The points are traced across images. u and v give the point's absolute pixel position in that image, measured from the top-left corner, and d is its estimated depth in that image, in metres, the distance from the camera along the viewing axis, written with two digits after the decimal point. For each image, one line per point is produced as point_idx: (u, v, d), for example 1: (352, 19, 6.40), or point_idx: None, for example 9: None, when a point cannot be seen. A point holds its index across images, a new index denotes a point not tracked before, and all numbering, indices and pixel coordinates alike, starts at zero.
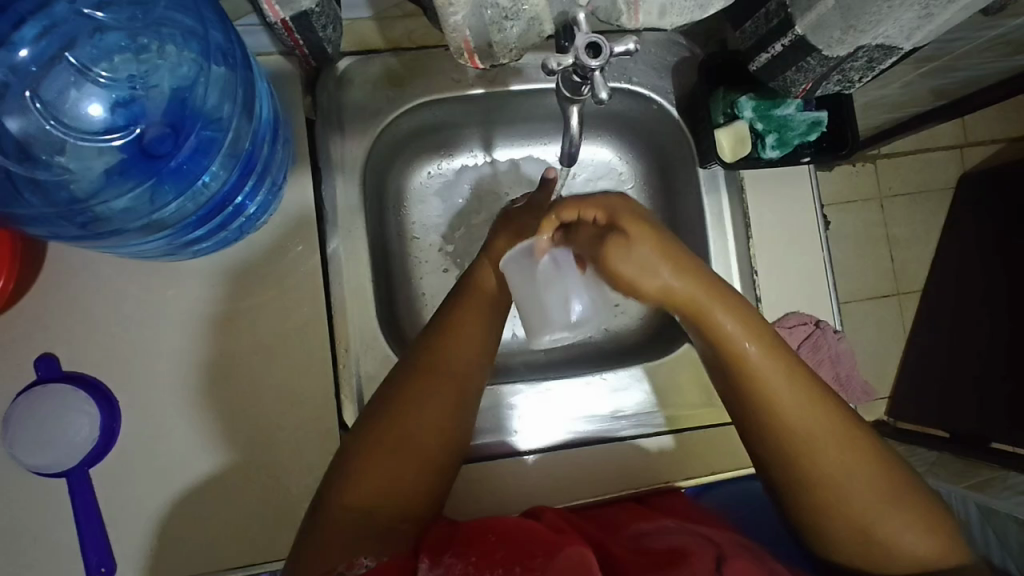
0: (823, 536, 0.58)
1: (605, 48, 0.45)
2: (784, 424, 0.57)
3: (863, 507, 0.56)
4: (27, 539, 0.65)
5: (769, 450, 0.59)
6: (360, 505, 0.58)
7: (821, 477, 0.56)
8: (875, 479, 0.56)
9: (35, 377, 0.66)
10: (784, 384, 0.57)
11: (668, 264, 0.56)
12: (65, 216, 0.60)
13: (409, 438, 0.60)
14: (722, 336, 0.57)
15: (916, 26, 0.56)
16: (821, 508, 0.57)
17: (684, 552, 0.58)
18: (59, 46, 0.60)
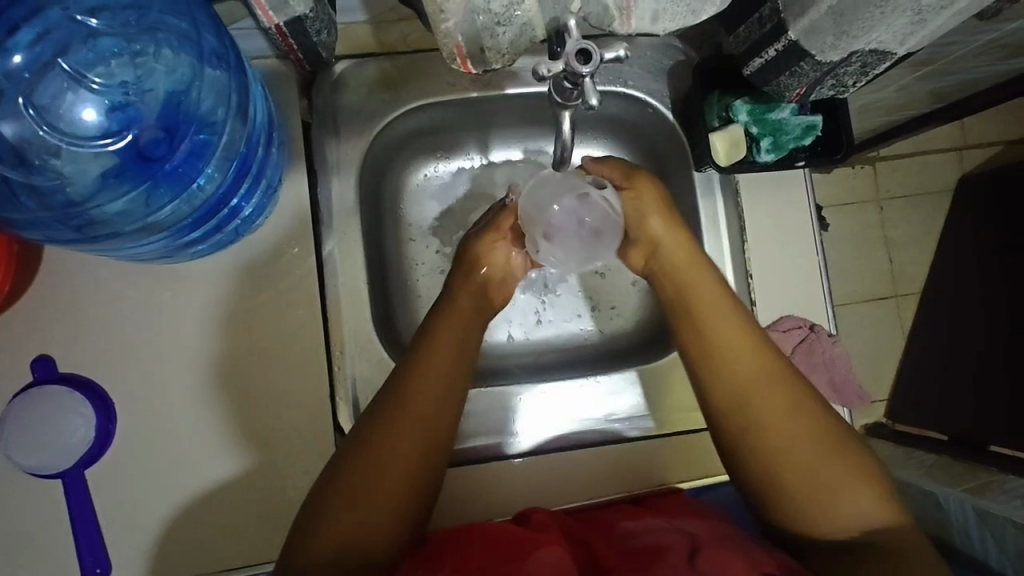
0: (775, 497, 0.59)
1: (595, 55, 0.46)
2: (733, 371, 0.61)
3: (809, 459, 0.58)
4: (22, 539, 0.65)
5: (722, 399, 0.62)
6: (361, 505, 0.57)
7: (771, 424, 0.59)
8: (822, 433, 0.59)
9: (32, 378, 0.66)
10: (731, 334, 0.63)
11: (663, 214, 0.68)
12: (60, 220, 0.60)
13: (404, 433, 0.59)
14: (693, 287, 0.66)
15: (909, 32, 0.56)
16: (773, 462, 0.59)
17: (661, 549, 0.60)
18: (52, 52, 0.60)
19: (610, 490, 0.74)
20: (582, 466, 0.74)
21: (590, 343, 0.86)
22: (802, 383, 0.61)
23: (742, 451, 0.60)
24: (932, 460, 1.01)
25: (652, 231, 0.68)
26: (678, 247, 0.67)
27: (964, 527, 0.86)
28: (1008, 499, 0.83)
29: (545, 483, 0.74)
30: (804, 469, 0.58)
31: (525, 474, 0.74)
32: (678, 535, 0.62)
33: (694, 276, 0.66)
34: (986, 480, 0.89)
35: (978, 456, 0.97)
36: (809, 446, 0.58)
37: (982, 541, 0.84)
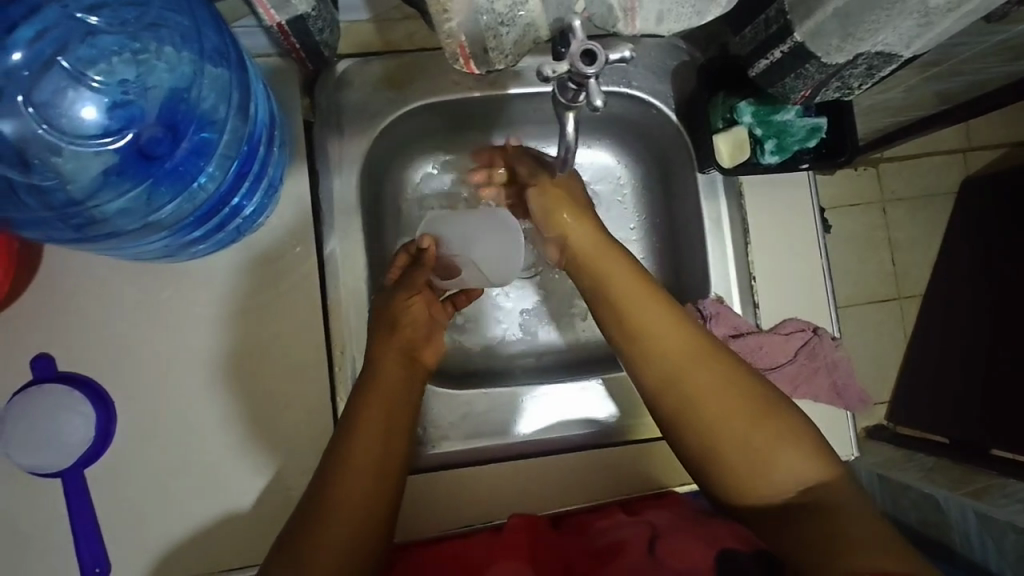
0: (713, 476, 0.59)
1: (600, 56, 0.45)
2: (658, 345, 0.62)
3: (737, 431, 0.58)
4: (21, 537, 0.65)
5: (650, 385, 0.62)
6: (355, 497, 0.59)
7: (699, 401, 0.59)
8: (749, 402, 0.59)
9: (31, 377, 0.66)
10: (653, 310, 0.63)
11: (570, 211, 0.71)
12: (60, 218, 0.60)
13: (378, 420, 0.63)
14: (606, 276, 0.66)
15: (916, 34, 0.55)
16: (706, 441, 0.59)
17: (623, 541, 0.64)
18: (53, 50, 0.60)
19: (612, 492, 0.75)
20: (582, 468, 0.75)
21: (590, 344, 0.86)
22: (725, 356, 0.61)
23: (678, 434, 0.61)
24: (931, 464, 1.00)
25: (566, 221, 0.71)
26: (587, 236, 0.70)
27: (964, 530, 0.86)
28: (1007, 503, 0.84)
29: (546, 486, 0.74)
30: (735, 444, 0.58)
31: (525, 475, 0.74)
32: (637, 526, 0.66)
33: (607, 264, 0.67)
34: (985, 484, 0.90)
35: (978, 459, 0.97)
36: (737, 419, 0.58)
37: (980, 542, 0.84)
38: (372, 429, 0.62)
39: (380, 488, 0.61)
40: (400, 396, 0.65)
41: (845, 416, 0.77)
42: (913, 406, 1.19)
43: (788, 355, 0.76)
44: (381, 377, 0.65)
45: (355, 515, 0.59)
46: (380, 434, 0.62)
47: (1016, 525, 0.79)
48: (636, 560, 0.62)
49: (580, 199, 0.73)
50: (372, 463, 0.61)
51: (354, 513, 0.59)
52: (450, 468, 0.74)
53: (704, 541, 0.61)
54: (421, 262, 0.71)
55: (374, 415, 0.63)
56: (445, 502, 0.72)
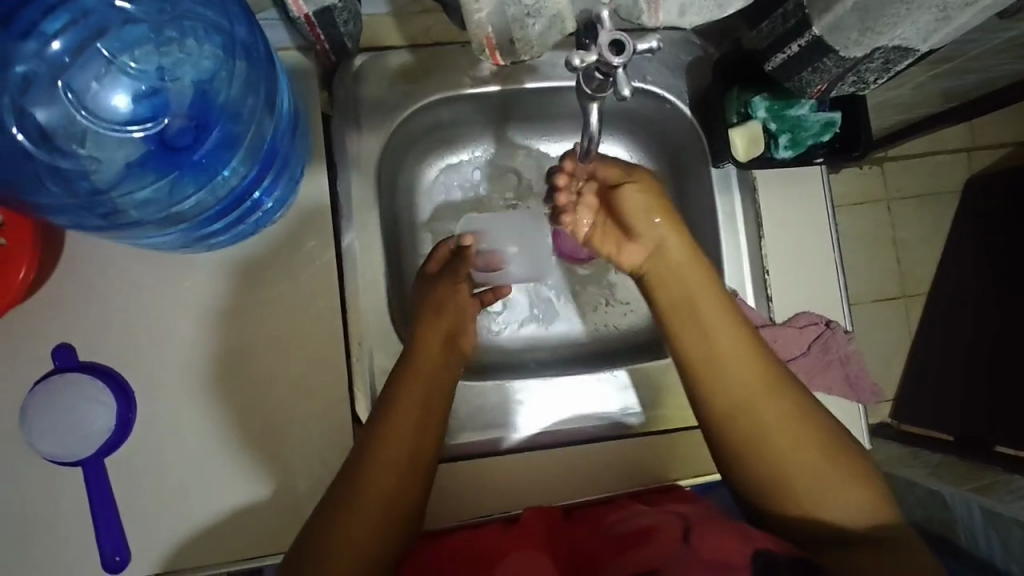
0: (753, 474, 0.60)
1: (628, 46, 0.45)
2: (732, 375, 0.61)
3: (807, 461, 0.59)
4: (40, 526, 0.65)
5: (721, 406, 0.61)
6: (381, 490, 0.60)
7: (771, 428, 0.59)
8: (819, 436, 0.60)
9: (53, 366, 0.66)
10: (731, 339, 0.62)
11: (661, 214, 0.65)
12: (85, 207, 0.60)
13: (409, 419, 0.63)
14: (687, 290, 0.64)
15: (934, 28, 0.56)
16: (774, 466, 0.59)
17: (652, 529, 0.62)
18: (88, 35, 0.60)
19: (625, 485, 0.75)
20: (596, 459, 0.75)
21: (602, 337, 0.86)
22: (796, 387, 0.62)
23: (744, 456, 0.60)
24: (937, 460, 1.01)
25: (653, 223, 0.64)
26: (680, 242, 0.65)
27: (970, 526, 0.86)
28: (1013, 499, 0.83)
29: (561, 477, 0.74)
30: (801, 472, 0.58)
31: (540, 466, 0.74)
32: (667, 517, 0.64)
33: (688, 277, 0.64)
34: (991, 480, 0.89)
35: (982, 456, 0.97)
36: (807, 450, 0.59)
37: (987, 538, 0.84)
38: (401, 427, 0.62)
39: (405, 481, 0.61)
40: (433, 394, 0.65)
41: (857, 409, 0.77)
42: (918, 403, 1.20)
43: (802, 347, 0.76)
44: (411, 375, 0.65)
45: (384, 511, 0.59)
46: (408, 430, 0.62)
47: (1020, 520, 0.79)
48: (669, 550, 0.59)
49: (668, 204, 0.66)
50: (398, 459, 0.61)
51: (381, 507, 0.59)
52: (465, 459, 0.74)
53: (738, 536, 0.58)
54: (461, 255, 0.73)
55: (405, 410, 0.63)
56: (460, 492, 0.73)
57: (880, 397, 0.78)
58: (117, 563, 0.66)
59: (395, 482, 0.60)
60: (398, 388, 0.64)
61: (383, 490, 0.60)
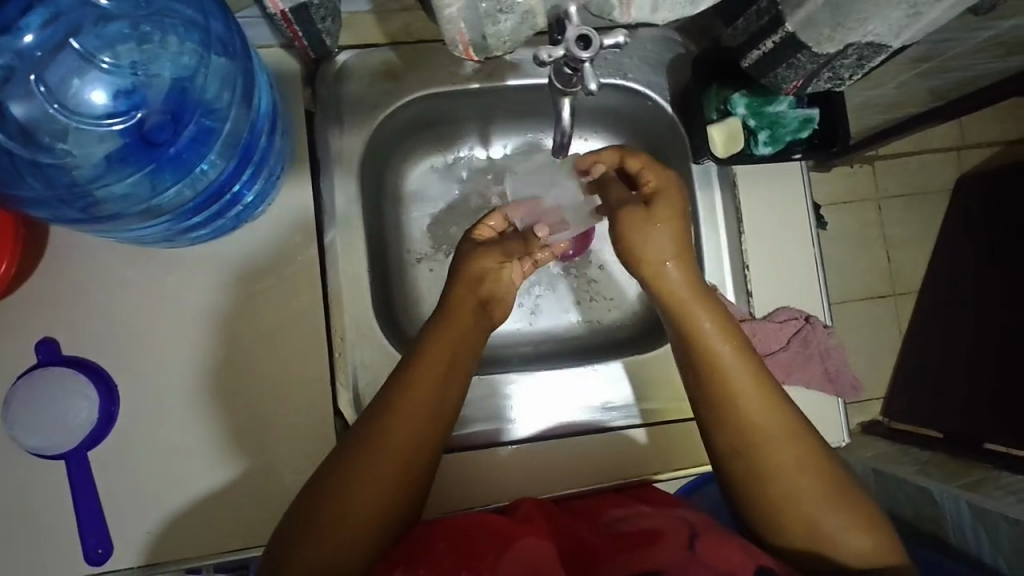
0: (750, 501, 0.60)
1: (595, 41, 0.47)
2: (744, 418, 0.60)
3: (812, 501, 0.58)
4: (24, 518, 0.66)
5: (726, 445, 0.61)
6: (381, 482, 0.60)
7: (776, 471, 0.59)
8: (824, 482, 0.59)
9: (36, 360, 0.67)
10: (745, 383, 0.61)
11: (673, 254, 0.62)
12: (65, 199, 0.61)
13: (417, 414, 0.62)
14: (701, 336, 0.62)
15: (905, 24, 0.56)
16: (773, 505, 0.59)
17: (659, 532, 0.60)
18: (64, 33, 0.61)
19: (604, 479, 0.75)
20: (580, 453, 0.75)
21: (587, 333, 0.87)
22: (807, 433, 0.61)
23: (743, 490, 0.61)
24: (925, 457, 1.01)
25: (663, 271, 0.62)
26: (685, 283, 0.62)
27: (958, 522, 0.87)
28: (1003, 496, 0.83)
29: (544, 470, 0.75)
30: (803, 515, 0.58)
31: (521, 459, 0.75)
32: (676, 522, 0.62)
33: (701, 322, 0.62)
34: (979, 477, 0.89)
35: (975, 454, 0.97)
36: (811, 494, 0.59)
37: (975, 536, 0.84)
38: (410, 421, 0.62)
39: (407, 472, 0.61)
40: (444, 390, 0.64)
41: (836, 404, 0.78)
42: (908, 401, 1.21)
43: (781, 342, 0.77)
44: (418, 370, 0.63)
45: (384, 501, 0.60)
46: (416, 424, 0.62)
47: (1009, 516, 0.79)
48: (676, 553, 0.57)
49: (681, 243, 0.63)
50: (402, 451, 0.61)
51: (381, 497, 0.60)
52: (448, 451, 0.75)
53: (745, 551, 0.57)
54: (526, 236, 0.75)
55: (414, 402, 0.62)
56: (443, 484, 0.73)
57: (860, 392, 0.79)
58: (100, 556, 0.66)
59: (396, 474, 0.61)
60: (406, 382, 0.63)
61: (385, 481, 0.60)
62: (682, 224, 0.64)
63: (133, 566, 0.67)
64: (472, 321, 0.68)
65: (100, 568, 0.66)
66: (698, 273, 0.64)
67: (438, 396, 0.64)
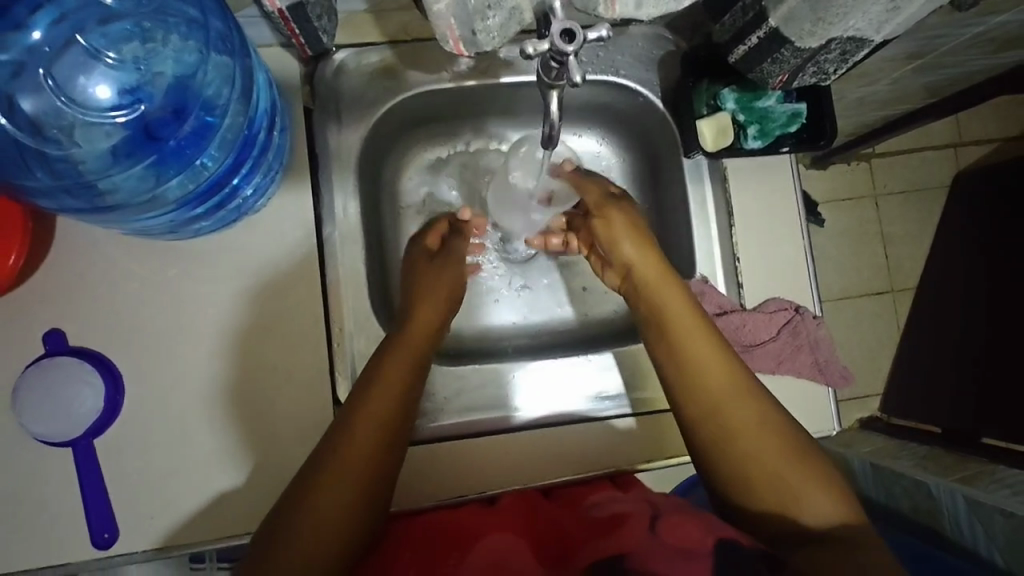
0: (713, 468, 0.63)
1: (579, 34, 0.49)
2: (704, 380, 0.65)
3: (774, 462, 0.61)
4: (32, 503, 0.68)
5: (689, 408, 0.65)
6: (355, 485, 0.61)
7: (742, 432, 0.62)
8: (781, 445, 0.62)
9: (44, 350, 0.69)
10: (707, 347, 0.66)
11: (629, 240, 0.73)
12: (71, 191, 0.63)
13: (379, 412, 0.64)
14: (665, 308, 0.69)
15: (885, 19, 0.58)
16: (739, 467, 0.61)
17: (623, 516, 0.61)
18: (72, 30, 0.63)
19: (597, 467, 0.77)
20: (575, 441, 0.77)
21: (584, 326, 0.89)
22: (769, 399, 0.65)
23: (708, 458, 0.63)
24: (922, 450, 1.01)
25: (631, 253, 0.72)
26: (651, 261, 0.71)
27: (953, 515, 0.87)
28: (999, 489, 0.84)
29: (542, 459, 0.76)
30: (766, 475, 0.60)
31: (516, 447, 0.76)
32: (643, 507, 0.63)
33: (668, 298, 0.69)
34: (976, 471, 0.90)
35: (973, 448, 0.98)
36: (775, 456, 0.61)
37: (971, 528, 0.85)
38: (377, 411, 0.64)
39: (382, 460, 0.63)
40: (410, 380, 0.68)
41: (826, 393, 0.79)
42: (905, 396, 1.22)
43: (771, 332, 0.78)
44: (387, 363, 0.67)
45: (355, 489, 0.61)
46: (382, 416, 0.64)
47: (1004, 509, 0.80)
48: (637, 535, 0.58)
49: (644, 229, 0.74)
50: (368, 442, 0.63)
51: (355, 486, 0.61)
52: (443, 440, 0.76)
53: (704, 527, 0.57)
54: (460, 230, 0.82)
55: (385, 391, 0.65)
56: (440, 473, 0.75)
57: (849, 381, 0.80)
58: (105, 541, 0.68)
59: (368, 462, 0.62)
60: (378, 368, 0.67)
61: (352, 484, 0.61)
62: (642, 221, 0.75)
63: (138, 550, 0.69)
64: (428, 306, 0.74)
65: (106, 552, 0.68)
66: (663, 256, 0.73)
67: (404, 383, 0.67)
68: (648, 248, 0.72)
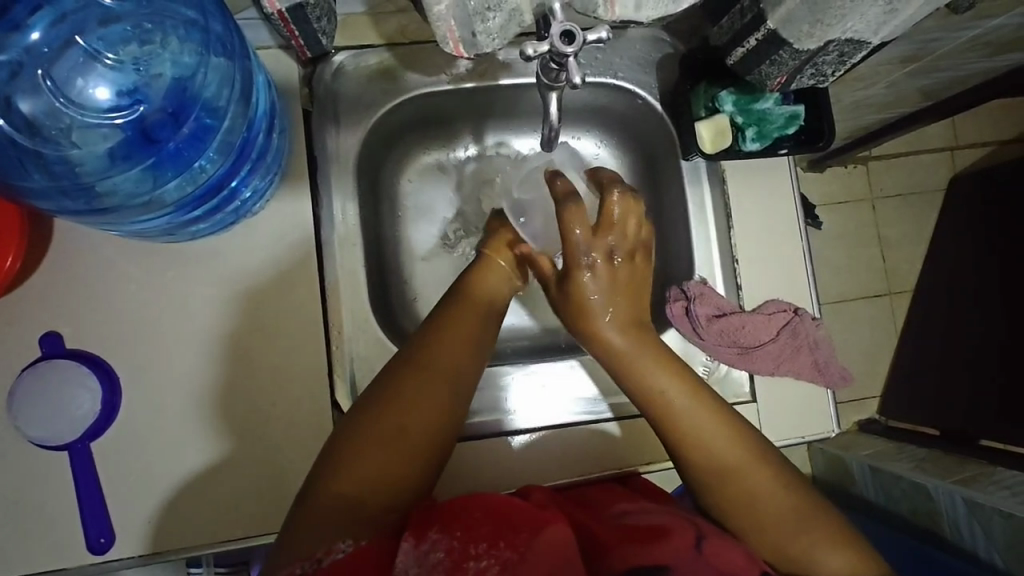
0: (729, 518, 0.64)
1: (578, 35, 0.49)
2: (699, 453, 0.64)
3: (783, 520, 0.61)
4: (28, 507, 0.67)
5: (699, 476, 0.64)
6: (429, 420, 0.60)
7: (747, 496, 0.63)
8: (797, 498, 0.62)
9: (41, 353, 0.69)
10: (697, 421, 0.65)
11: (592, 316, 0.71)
12: (67, 192, 0.62)
13: (455, 353, 0.65)
14: (649, 386, 0.67)
15: (883, 21, 0.58)
16: (750, 521, 0.62)
17: (663, 528, 0.59)
18: (70, 32, 0.63)
19: (596, 470, 0.76)
20: (574, 444, 0.77)
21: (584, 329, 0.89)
22: (770, 456, 0.64)
23: (727, 511, 0.64)
24: (923, 452, 1.01)
25: (596, 327, 0.71)
26: (623, 334, 0.70)
27: (954, 518, 0.86)
28: (997, 490, 0.83)
29: (541, 463, 0.76)
30: (774, 532, 0.61)
31: (516, 450, 0.76)
32: (681, 521, 0.61)
33: (650, 372, 0.68)
34: (975, 472, 0.89)
35: (973, 448, 0.97)
36: (781, 514, 0.62)
37: (970, 531, 0.84)
38: (418, 423, 0.60)
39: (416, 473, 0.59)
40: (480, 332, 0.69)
41: (825, 394, 0.79)
42: (903, 399, 1.22)
43: (770, 334, 0.78)
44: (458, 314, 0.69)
45: (429, 423, 0.60)
46: (422, 427, 0.60)
47: (1002, 510, 0.78)
48: (686, 555, 0.56)
49: (618, 299, 0.71)
50: (444, 375, 0.63)
51: (430, 419, 0.60)
52: None
53: (745, 554, 0.58)
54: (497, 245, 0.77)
55: (429, 402, 0.61)
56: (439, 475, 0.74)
57: (848, 382, 0.80)
58: (101, 545, 0.68)
59: (397, 465, 0.57)
60: (448, 318, 0.68)
61: (428, 412, 0.61)
62: (613, 285, 0.72)
63: (134, 555, 0.68)
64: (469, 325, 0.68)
65: (102, 556, 0.68)
66: (638, 324, 0.71)
67: (449, 394, 0.63)
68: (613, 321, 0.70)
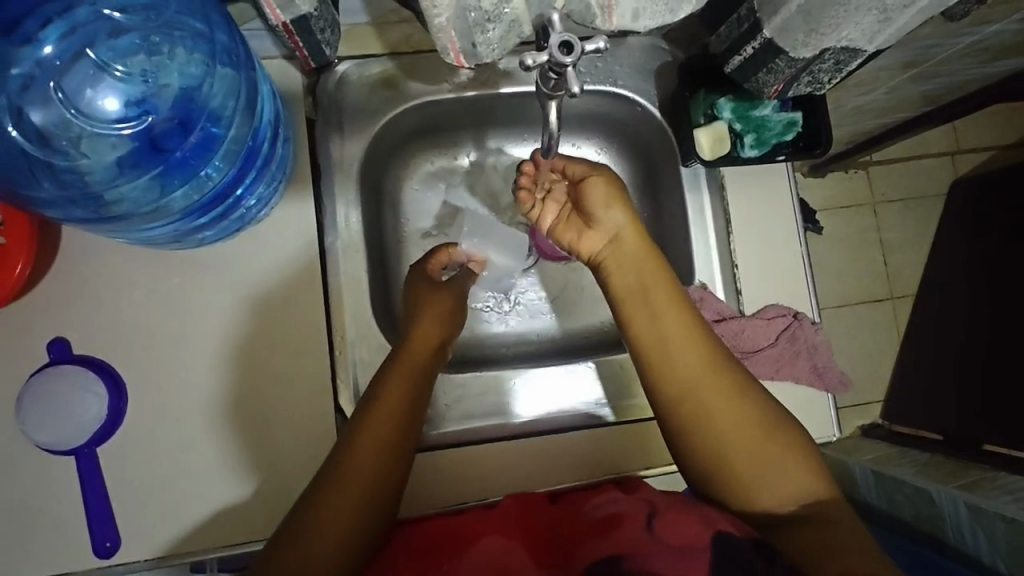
0: (689, 455, 0.63)
1: (577, 46, 0.50)
2: (678, 365, 0.63)
3: (750, 449, 0.61)
4: (35, 512, 0.68)
5: (671, 396, 0.63)
6: (395, 433, 0.65)
7: (718, 426, 0.61)
8: (762, 415, 0.62)
9: (48, 360, 0.70)
10: (679, 329, 0.64)
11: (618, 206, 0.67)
12: (77, 201, 0.64)
13: (412, 366, 0.69)
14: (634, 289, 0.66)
15: (877, 29, 0.59)
16: (716, 458, 0.61)
17: (618, 517, 0.62)
18: (82, 44, 0.64)
19: (597, 474, 0.77)
20: (575, 450, 0.77)
21: (585, 333, 0.90)
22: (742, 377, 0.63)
23: (693, 445, 0.62)
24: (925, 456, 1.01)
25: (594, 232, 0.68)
26: (624, 238, 0.67)
27: (957, 523, 0.86)
28: (1000, 495, 0.83)
29: (537, 469, 0.76)
30: (741, 467, 0.61)
31: (514, 451, 0.77)
32: (637, 505, 0.63)
33: (637, 272, 0.66)
34: (977, 477, 0.89)
35: (972, 453, 0.97)
36: (746, 448, 0.61)
37: (973, 536, 0.84)
38: (382, 433, 0.64)
39: (387, 471, 0.64)
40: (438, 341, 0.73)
41: (825, 399, 0.80)
42: (905, 404, 1.22)
43: (770, 339, 0.79)
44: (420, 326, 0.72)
45: (396, 435, 0.65)
46: (391, 434, 0.65)
47: (1005, 515, 0.79)
48: (637, 535, 0.58)
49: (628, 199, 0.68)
50: (404, 389, 0.67)
51: (394, 432, 0.65)
52: (441, 448, 0.77)
53: (702, 522, 0.58)
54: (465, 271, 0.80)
55: (390, 405, 0.66)
56: (439, 475, 0.75)
57: (849, 388, 0.80)
58: (108, 550, 0.68)
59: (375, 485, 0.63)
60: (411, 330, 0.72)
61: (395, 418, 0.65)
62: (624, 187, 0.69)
63: (140, 559, 0.69)
64: (433, 317, 0.74)
65: (109, 560, 0.69)
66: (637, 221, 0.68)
67: (412, 386, 0.68)
68: (597, 233, 0.68)
